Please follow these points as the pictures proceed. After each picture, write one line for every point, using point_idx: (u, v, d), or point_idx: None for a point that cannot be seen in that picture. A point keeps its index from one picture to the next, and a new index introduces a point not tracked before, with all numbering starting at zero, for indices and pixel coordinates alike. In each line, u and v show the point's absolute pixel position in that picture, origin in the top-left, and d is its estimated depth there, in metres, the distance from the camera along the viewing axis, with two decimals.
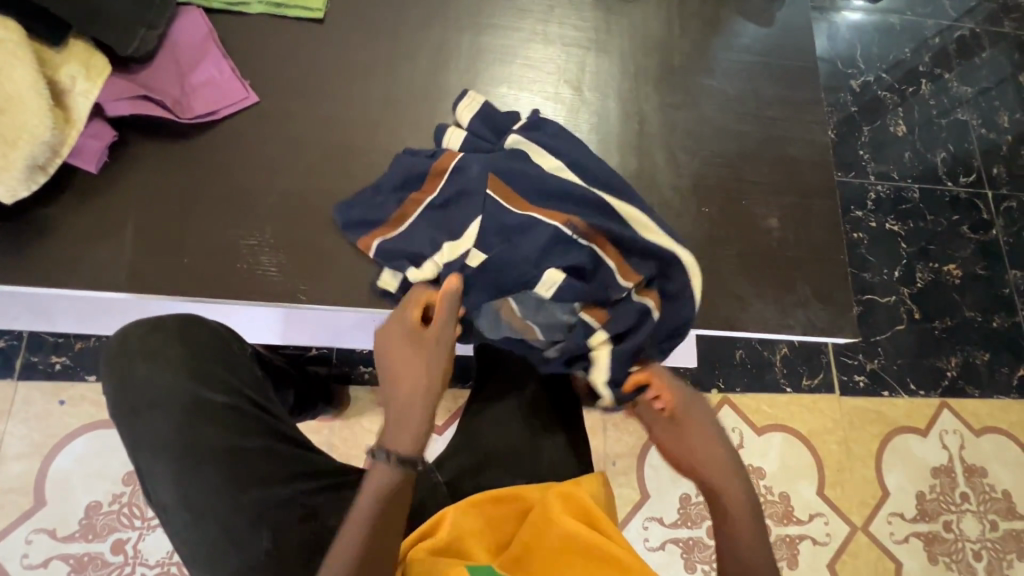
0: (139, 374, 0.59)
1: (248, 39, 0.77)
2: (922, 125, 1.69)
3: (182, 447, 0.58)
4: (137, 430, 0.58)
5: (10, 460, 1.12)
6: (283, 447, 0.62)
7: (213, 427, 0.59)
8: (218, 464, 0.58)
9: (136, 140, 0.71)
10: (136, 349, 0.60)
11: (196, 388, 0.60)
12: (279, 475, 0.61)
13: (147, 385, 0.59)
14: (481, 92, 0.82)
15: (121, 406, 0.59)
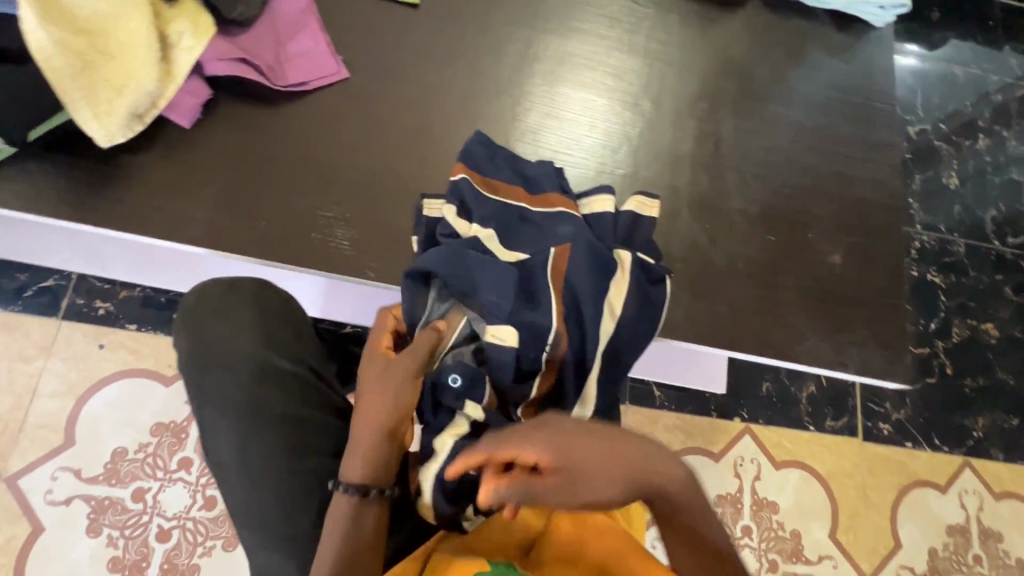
0: (212, 332, 0.61)
1: (344, 16, 0.79)
2: (975, 180, 1.67)
3: (244, 409, 0.59)
4: (205, 387, 0.60)
5: (45, 397, 1.15)
6: (337, 421, 0.62)
7: (275, 391, 0.60)
8: (277, 429, 0.59)
9: (228, 101, 0.73)
10: (211, 308, 0.62)
11: (262, 352, 0.61)
12: (332, 448, 0.61)
13: (218, 343, 0.61)
14: (561, 94, 0.83)
15: (192, 361, 0.61)
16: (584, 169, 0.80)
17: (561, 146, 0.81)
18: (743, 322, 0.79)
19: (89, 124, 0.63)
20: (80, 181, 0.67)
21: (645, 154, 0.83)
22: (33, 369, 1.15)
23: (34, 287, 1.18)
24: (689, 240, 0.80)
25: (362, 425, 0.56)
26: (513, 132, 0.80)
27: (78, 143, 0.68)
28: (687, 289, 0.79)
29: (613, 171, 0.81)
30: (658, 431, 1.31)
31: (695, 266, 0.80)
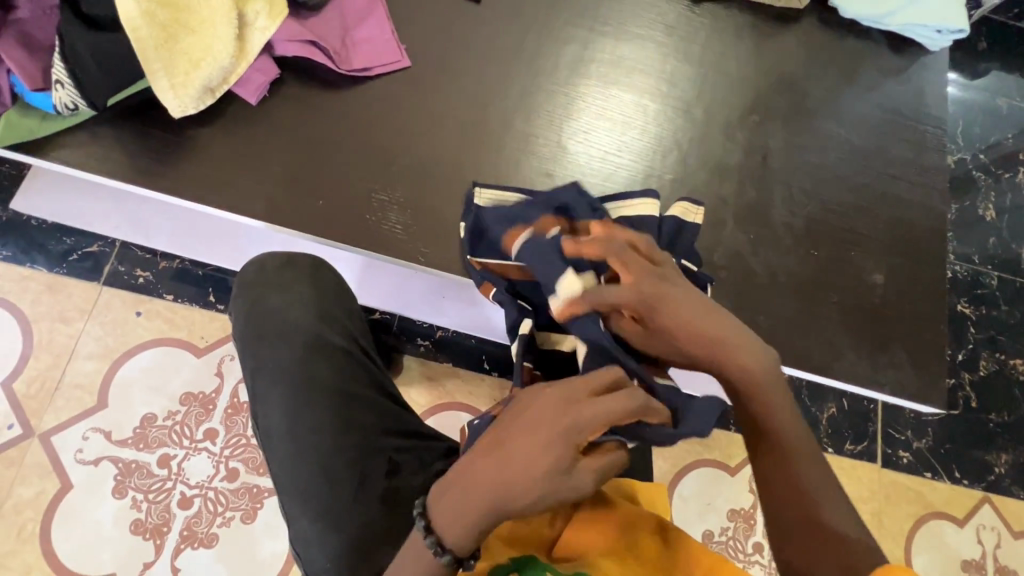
0: (270, 302, 0.63)
1: (409, 6, 0.80)
2: (1012, 213, 1.65)
3: (296, 379, 0.61)
4: (259, 356, 0.62)
5: (82, 358, 1.18)
6: (380, 399, 0.64)
7: (328, 365, 0.62)
8: (326, 402, 0.60)
9: (294, 81, 0.75)
10: (270, 280, 0.64)
11: (318, 326, 0.63)
12: (375, 425, 0.62)
13: (275, 313, 0.62)
14: (614, 97, 0.84)
15: (248, 330, 0.62)
16: (632, 172, 0.81)
17: (611, 148, 0.82)
18: (781, 335, 0.79)
19: (166, 94, 0.65)
20: (149, 148, 0.70)
21: (693, 162, 0.83)
22: (72, 330, 1.19)
23: (79, 251, 1.22)
24: (731, 250, 0.81)
25: (482, 489, 0.45)
26: (564, 131, 0.81)
27: (150, 112, 0.70)
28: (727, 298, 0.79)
29: (661, 177, 0.82)
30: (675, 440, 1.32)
31: (736, 276, 0.80)
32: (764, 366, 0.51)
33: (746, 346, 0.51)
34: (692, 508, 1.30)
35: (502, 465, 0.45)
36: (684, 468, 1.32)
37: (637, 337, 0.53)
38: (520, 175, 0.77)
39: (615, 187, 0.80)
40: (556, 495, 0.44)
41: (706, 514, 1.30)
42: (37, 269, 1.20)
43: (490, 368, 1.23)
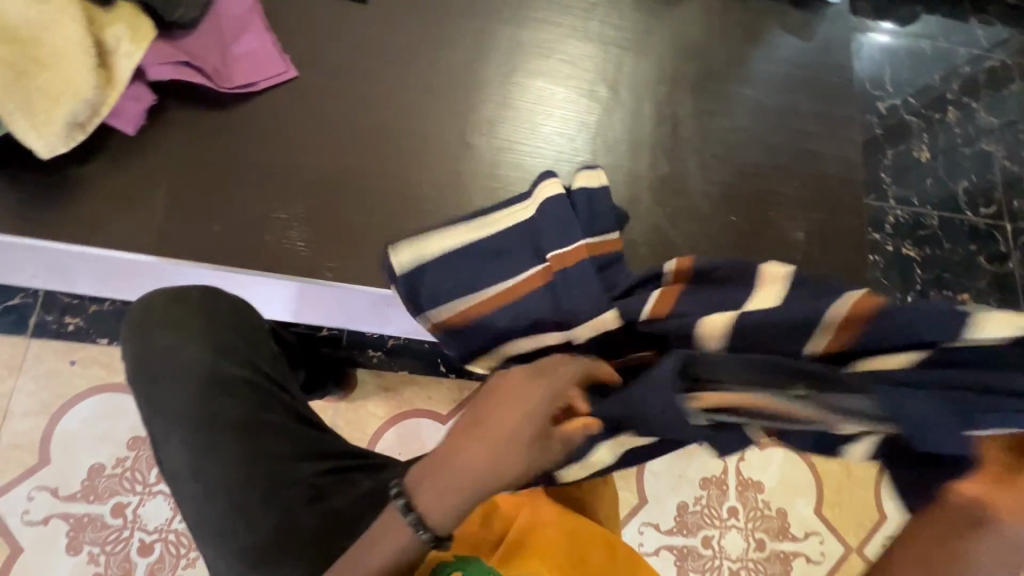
0: (159, 342, 0.59)
1: (291, 14, 0.78)
2: (946, 152, 1.69)
3: (198, 419, 0.57)
4: (155, 399, 0.58)
5: (17, 416, 1.13)
6: (294, 424, 0.62)
7: (231, 399, 0.59)
8: (238, 438, 0.58)
9: (175, 105, 0.71)
10: (159, 318, 0.59)
11: (215, 360, 0.59)
12: (292, 453, 0.60)
13: (165, 353, 0.58)
14: (517, 84, 0.82)
15: (140, 374, 0.58)
16: (542, 158, 0.80)
17: (519, 135, 0.80)
18: None
19: (28, 136, 0.62)
20: (24, 193, 0.66)
21: (605, 141, 0.82)
22: (3, 389, 1.14)
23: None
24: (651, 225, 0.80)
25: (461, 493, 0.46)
26: (468, 123, 0.79)
27: (20, 155, 0.66)
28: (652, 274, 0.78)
29: (573, 160, 0.80)
30: None
31: (658, 251, 0.79)
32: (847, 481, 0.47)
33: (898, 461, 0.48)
34: (664, 482, 1.31)
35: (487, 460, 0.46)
36: None
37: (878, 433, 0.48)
38: (426, 175, 0.75)
39: (526, 175, 0.78)
40: (542, 461, 0.46)
41: (678, 486, 1.30)
42: None
43: (447, 371, 1.23)
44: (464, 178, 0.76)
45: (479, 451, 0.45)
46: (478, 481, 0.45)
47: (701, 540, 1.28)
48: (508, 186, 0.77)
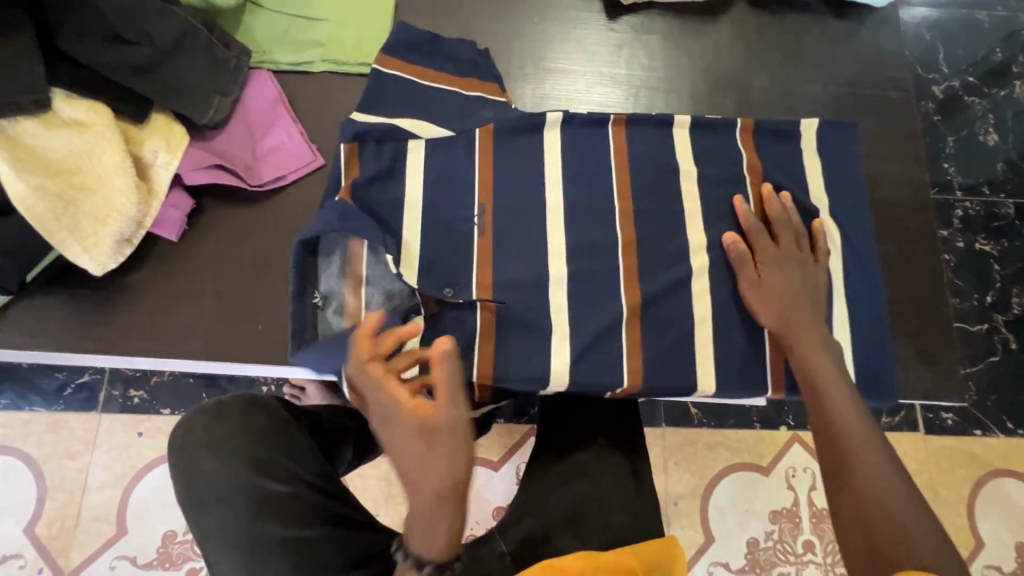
0: (205, 467, 0.66)
1: (315, 101, 0.79)
2: (1017, 133, 1.57)
3: (251, 542, 0.62)
4: (204, 521, 0.64)
5: (95, 489, 1.19)
6: (335, 530, 0.65)
7: (278, 515, 0.63)
8: (286, 552, 0.62)
9: (211, 204, 0.73)
10: (198, 440, 0.67)
11: (258, 479, 0.65)
12: (339, 559, 0.63)
13: (214, 479, 0.65)
14: (552, 134, 0.76)
15: (187, 499, 0.65)
16: (580, 214, 0.74)
17: (553, 191, 0.75)
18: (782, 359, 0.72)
19: (81, 258, 0.64)
20: (82, 310, 0.69)
21: (649, 189, 0.76)
22: (80, 463, 1.20)
23: (72, 384, 1.24)
24: (712, 277, 0.73)
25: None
26: (497, 184, 0.75)
27: (75, 272, 0.69)
28: (712, 330, 0.72)
29: (615, 213, 0.75)
30: (699, 449, 1.29)
31: (717, 304, 0.72)
32: (810, 354, 0.65)
33: (808, 338, 0.66)
34: (731, 517, 1.26)
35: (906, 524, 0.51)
36: (714, 477, 1.28)
37: (761, 296, 0.69)
38: (460, 248, 0.72)
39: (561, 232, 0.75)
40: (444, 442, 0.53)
41: (747, 520, 1.26)
42: (37, 410, 1.22)
43: (494, 415, 1.24)
44: (497, 251, 0.73)
45: (429, 481, 0.52)
46: (446, 529, 0.53)
47: None
48: (547, 253, 0.73)
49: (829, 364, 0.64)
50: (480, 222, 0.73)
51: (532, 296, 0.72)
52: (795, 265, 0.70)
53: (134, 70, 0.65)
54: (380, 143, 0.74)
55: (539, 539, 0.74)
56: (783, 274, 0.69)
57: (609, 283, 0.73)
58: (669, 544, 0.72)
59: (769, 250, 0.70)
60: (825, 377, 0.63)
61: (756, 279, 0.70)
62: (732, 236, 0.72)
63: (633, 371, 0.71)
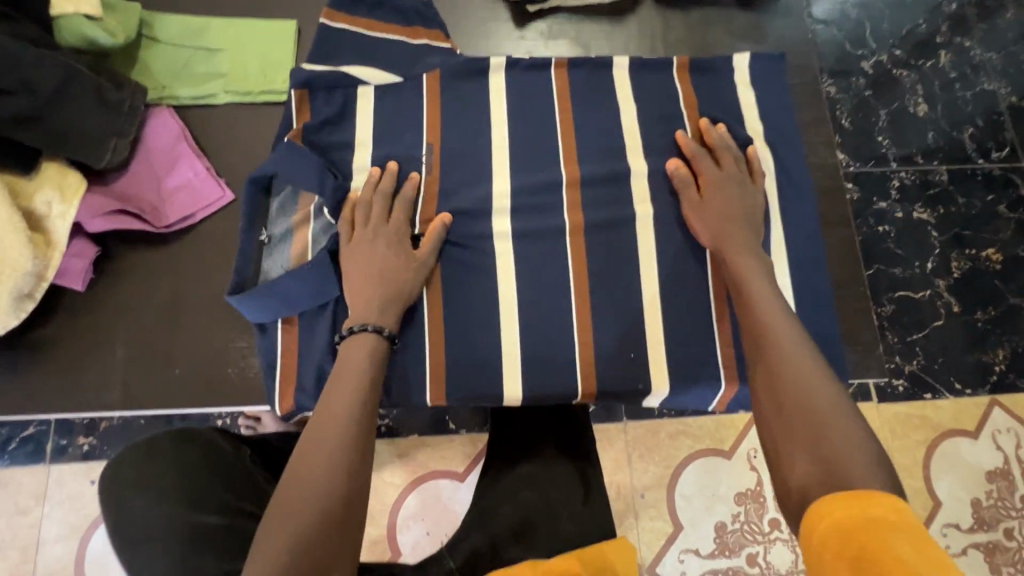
0: (137, 508, 0.67)
1: (221, 134, 0.77)
2: (946, 101, 1.61)
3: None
4: (134, 562, 0.64)
5: (50, 544, 1.16)
6: None
7: (210, 550, 0.64)
8: None
9: (119, 249, 0.71)
10: (131, 479, 0.69)
11: (191, 513, 0.67)
12: None
13: (146, 521, 0.66)
14: (465, 152, 0.77)
15: (119, 539, 0.66)
16: (501, 237, 0.75)
17: (472, 207, 0.75)
18: (708, 353, 0.73)
19: None
20: None
21: (567, 196, 0.77)
22: (32, 518, 1.17)
23: (17, 438, 1.20)
24: (634, 279, 0.74)
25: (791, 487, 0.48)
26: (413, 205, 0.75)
27: None
28: (638, 331, 0.73)
29: (533, 224, 0.75)
30: (662, 440, 1.30)
31: (641, 305, 0.73)
32: (743, 255, 0.66)
33: (739, 235, 0.68)
34: (698, 503, 1.28)
35: (823, 393, 0.51)
36: (679, 466, 1.30)
37: (696, 206, 0.72)
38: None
39: (481, 246, 0.75)
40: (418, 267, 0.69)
41: (713, 505, 1.28)
42: None
43: (456, 427, 1.23)
44: None
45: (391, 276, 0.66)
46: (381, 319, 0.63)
47: (747, 559, 1.25)
48: (468, 270, 0.74)
49: (751, 263, 0.65)
50: (428, 160, 0.76)
51: (457, 312, 0.72)
52: (732, 181, 0.72)
53: (17, 120, 0.63)
54: (330, 90, 0.76)
55: (488, 554, 0.74)
56: (722, 190, 0.71)
57: (533, 294, 0.73)
58: (619, 544, 0.74)
59: (713, 174, 0.72)
60: (747, 273, 0.64)
61: (696, 198, 0.72)
62: (676, 163, 0.75)
63: (560, 379, 0.71)
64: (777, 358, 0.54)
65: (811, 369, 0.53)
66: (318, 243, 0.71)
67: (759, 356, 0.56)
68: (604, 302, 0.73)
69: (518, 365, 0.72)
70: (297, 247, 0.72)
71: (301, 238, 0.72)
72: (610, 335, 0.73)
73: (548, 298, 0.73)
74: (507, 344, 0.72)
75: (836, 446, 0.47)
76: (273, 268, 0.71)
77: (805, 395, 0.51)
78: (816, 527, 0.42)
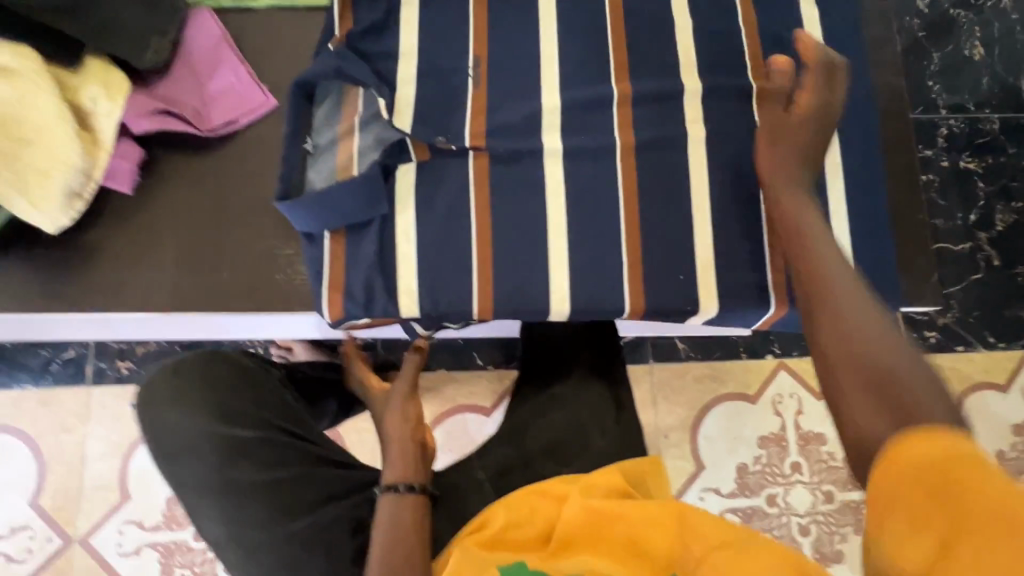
0: (172, 421, 0.68)
1: (260, 39, 0.75)
2: (1004, 45, 1.52)
3: (226, 485, 0.65)
4: (178, 472, 0.67)
5: (94, 460, 1.21)
6: (313, 468, 0.68)
7: (248, 460, 0.66)
8: (264, 495, 0.65)
9: (163, 154, 0.70)
10: (161, 395, 0.69)
11: (224, 427, 0.68)
12: (315, 497, 0.66)
13: (184, 431, 0.68)
14: (513, 64, 0.74)
15: (158, 452, 0.68)
16: (549, 152, 0.73)
17: (520, 120, 0.73)
18: (758, 277, 0.71)
19: (30, 214, 0.62)
20: (41, 272, 0.67)
21: (617, 112, 0.74)
22: (76, 436, 1.21)
23: (59, 359, 1.23)
24: (684, 200, 0.72)
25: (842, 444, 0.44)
26: (459, 119, 0.72)
27: (32, 236, 0.68)
28: (686, 252, 0.72)
29: (581, 139, 0.73)
30: (688, 383, 1.31)
31: (690, 226, 0.72)
32: (786, 196, 0.60)
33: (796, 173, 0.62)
34: (720, 445, 1.30)
35: (882, 330, 0.45)
36: (703, 409, 1.31)
37: (778, 118, 0.65)
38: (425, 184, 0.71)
39: (528, 161, 0.72)
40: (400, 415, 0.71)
41: (736, 447, 1.29)
42: (27, 388, 1.22)
43: (484, 362, 1.25)
44: (462, 187, 0.71)
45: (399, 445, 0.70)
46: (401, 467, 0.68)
47: (766, 499, 1.28)
48: (509, 185, 0.72)
49: (797, 201, 0.60)
50: (475, 72, 0.74)
51: (504, 228, 0.71)
52: (818, 113, 0.65)
53: (57, 10, 0.60)
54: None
55: (520, 467, 0.77)
56: (809, 115, 0.64)
57: (581, 212, 0.72)
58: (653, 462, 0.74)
59: (809, 92, 0.65)
60: (790, 214, 0.59)
61: (777, 113, 0.65)
62: (780, 60, 0.67)
63: (607, 297, 0.71)
64: (827, 295, 0.49)
65: (866, 307, 0.47)
66: (364, 156, 0.71)
67: (807, 296, 0.50)
68: (653, 222, 0.72)
69: (565, 283, 0.70)
70: (342, 159, 0.71)
71: (346, 151, 0.72)
72: (659, 255, 0.71)
73: (597, 216, 0.72)
74: (553, 260, 0.71)
75: (902, 384, 0.42)
76: (317, 180, 0.71)
77: (861, 333, 0.46)
78: (885, 468, 0.39)
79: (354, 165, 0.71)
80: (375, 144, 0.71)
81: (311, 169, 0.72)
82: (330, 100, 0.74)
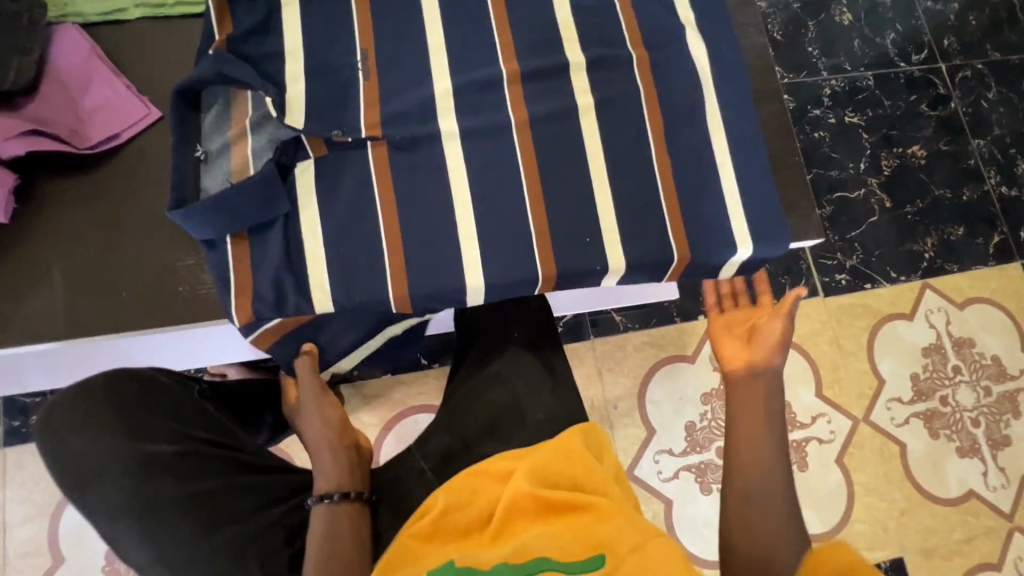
0: (77, 447, 0.67)
1: (139, 55, 0.75)
2: (868, 9, 1.68)
3: (141, 505, 0.64)
4: (85, 501, 0.65)
5: (16, 526, 1.11)
6: (238, 479, 0.68)
7: (167, 474, 0.66)
8: (186, 509, 0.65)
9: (42, 179, 0.70)
10: (65, 421, 0.67)
11: (136, 445, 0.67)
12: (245, 506, 0.67)
13: (93, 457, 0.66)
14: (400, 55, 0.76)
15: (64, 483, 0.66)
16: (447, 134, 0.74)
17: (416, 105, 0.74)
18: (658, 229, 0.75)
19: None
20: None
21: (509, 90, 0.77)
22: None
23: None
24: (582, 166, 0.76)
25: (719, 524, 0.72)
26: (356, 112, 0.74)
27: None
28: (591, 214, 0.75)
29: (477, 118, 0.75)
30: (630, 352, 1.36)
31: (591, 190, 0.75)
32: None
33: None
34: (667, 407, 1.35)
35: None
36: (647, 375, 1.36)
37: None
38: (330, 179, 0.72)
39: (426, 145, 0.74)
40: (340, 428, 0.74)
41: (682, 407, 1.35)
42: None
43: (429, 361, 1.24)
44: (366, 177, 0.72)
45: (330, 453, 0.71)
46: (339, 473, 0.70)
47: (717, 452, 1.33)
48: (413, 170, 0.73)
49: None
50: (364, 66, 0.75)
51: (411, 212, 0.72)
52: None
53: None
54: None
55: (462, 452, 0.79)
56: None
57: (486, 188, 0.74)
58: (591, 430, 0.78)
59: None
60: None
61: None
62: None
63: (520, 265, 0.73)
64: None
65: None
66: (259, 157, 0.71)
67: None
68: (554, 191, 0.75)
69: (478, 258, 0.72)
70: (237, 162, 0.72)
71: (240, 153, 0.72)
72: (563, 220, 0.74)
73: (501, 190, 0.74)
74: (463, 238, 0.72)
75: None
76: (213, 185, 0.71)
77: None
78: None
79: (248, 167, 0.71)
80: (270, 144, 0.72)
81: (206, 176, 0.72)
82: (219, 103, 0.73)
